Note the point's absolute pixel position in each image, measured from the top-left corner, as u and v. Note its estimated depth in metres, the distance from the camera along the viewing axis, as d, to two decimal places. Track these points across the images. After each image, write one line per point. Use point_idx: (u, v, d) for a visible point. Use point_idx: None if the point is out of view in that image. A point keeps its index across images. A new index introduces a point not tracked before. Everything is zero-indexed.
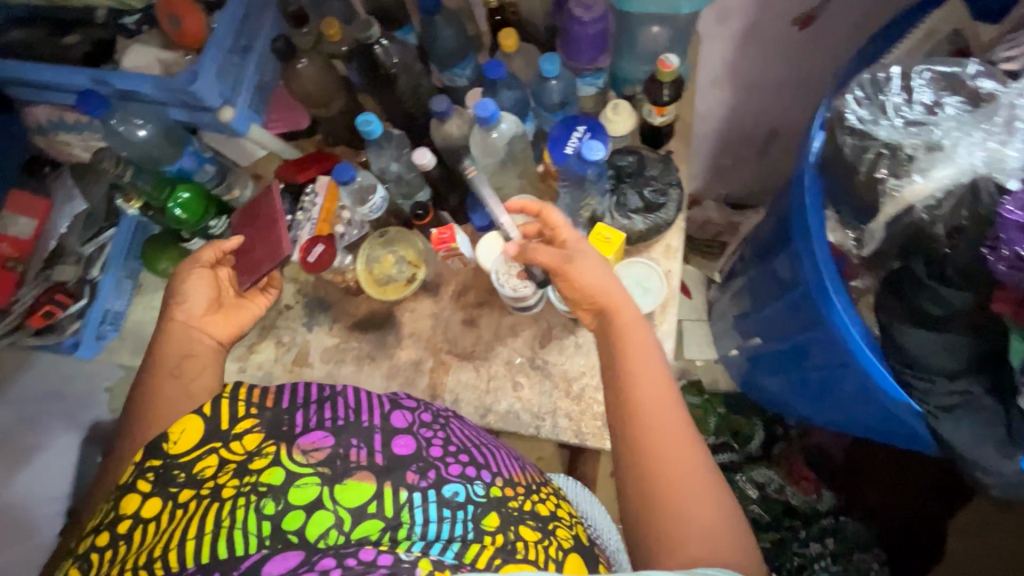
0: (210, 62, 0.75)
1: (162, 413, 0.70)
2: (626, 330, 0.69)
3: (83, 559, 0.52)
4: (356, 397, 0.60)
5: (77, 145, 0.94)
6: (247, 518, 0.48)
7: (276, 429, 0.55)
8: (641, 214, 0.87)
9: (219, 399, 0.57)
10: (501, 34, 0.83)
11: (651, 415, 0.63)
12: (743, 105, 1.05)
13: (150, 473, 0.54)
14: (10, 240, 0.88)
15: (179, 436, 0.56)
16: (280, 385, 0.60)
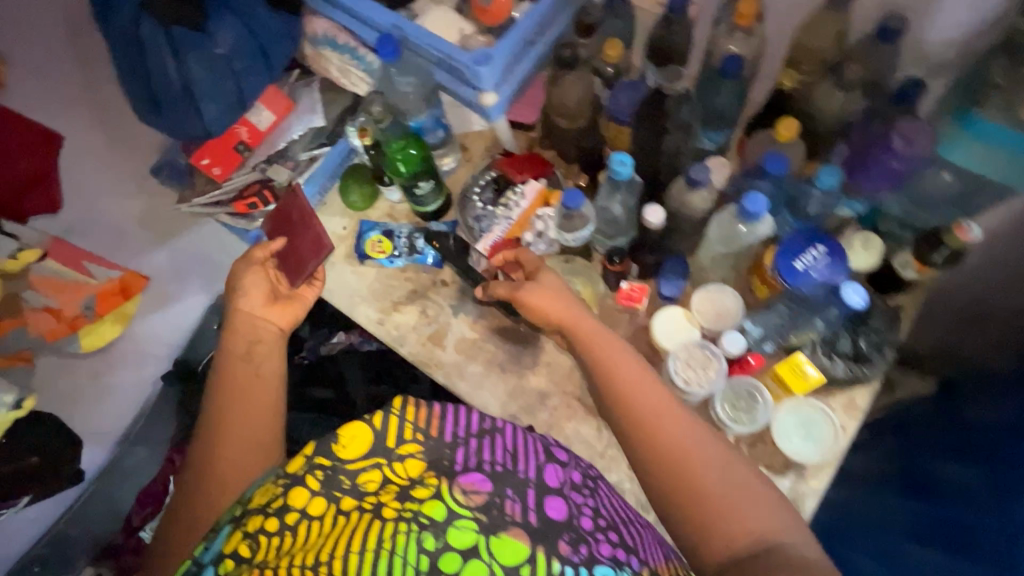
0: (503, 51, 0.75)
1: (239, 390, 0.80)
2: (598, 340, 0.74)
3: (251, 539, 0.56)
4: (513, 439, 0.66)
5: (334, 62, 0.98)
6: (407, 544, 0.51)
7: (437, 462, 0.61)
8: (845, 361, 0.79)
9: (389, 415, 0.63)
10: (781, 121, 0.75)
11: (644, 407, 0.68)
12: None
13: (318, 472, 0.59)
14: (250, 128, 0.96)
15: (348, 442, 0.61)
16: (440, 410, 0.66)
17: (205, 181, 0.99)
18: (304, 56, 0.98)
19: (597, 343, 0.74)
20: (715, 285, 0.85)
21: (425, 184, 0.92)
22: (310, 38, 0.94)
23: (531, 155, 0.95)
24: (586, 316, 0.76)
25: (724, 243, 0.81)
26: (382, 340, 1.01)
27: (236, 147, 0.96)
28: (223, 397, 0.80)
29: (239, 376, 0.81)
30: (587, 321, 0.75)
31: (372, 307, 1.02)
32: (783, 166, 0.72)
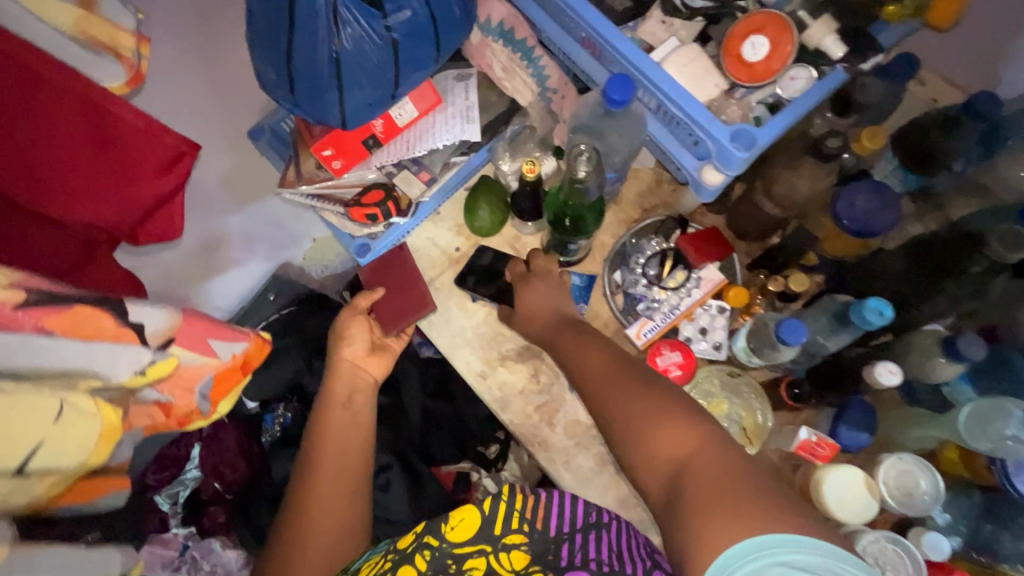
0: (768, 134, 0.58)
1: (334, 439, 0.73)
2: (558, 327, 0.73)
3: None
4: (622, 539, 0.53)
5: (500, 59, 0.80)
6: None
7: (542, 556, 0.51)
8: None
9: (497, 498, 0.52)
10: None
11: (580, 371, 0.67)
12: None
13: (426, 551, 0.50)
14: (386, 121, 0.79)
15: (457, 523, 0.51)
16: (548, 493, 0.54)
17: (314, 166, 0.82)
18: (467, 46, 0.80)
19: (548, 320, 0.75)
20: (910, 456, 0.69)
21: (576, 245, 0.76)
22: (484, 23, 0.78)
23: (716, 233, 0.78)
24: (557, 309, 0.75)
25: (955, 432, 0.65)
26: (480, 397, 0.86)
27: (366, 140, 0.79)
28: (319, 449, 0.72)
29: (345, 429, 0.74)
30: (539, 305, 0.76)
31: (476, 356, 0.86)
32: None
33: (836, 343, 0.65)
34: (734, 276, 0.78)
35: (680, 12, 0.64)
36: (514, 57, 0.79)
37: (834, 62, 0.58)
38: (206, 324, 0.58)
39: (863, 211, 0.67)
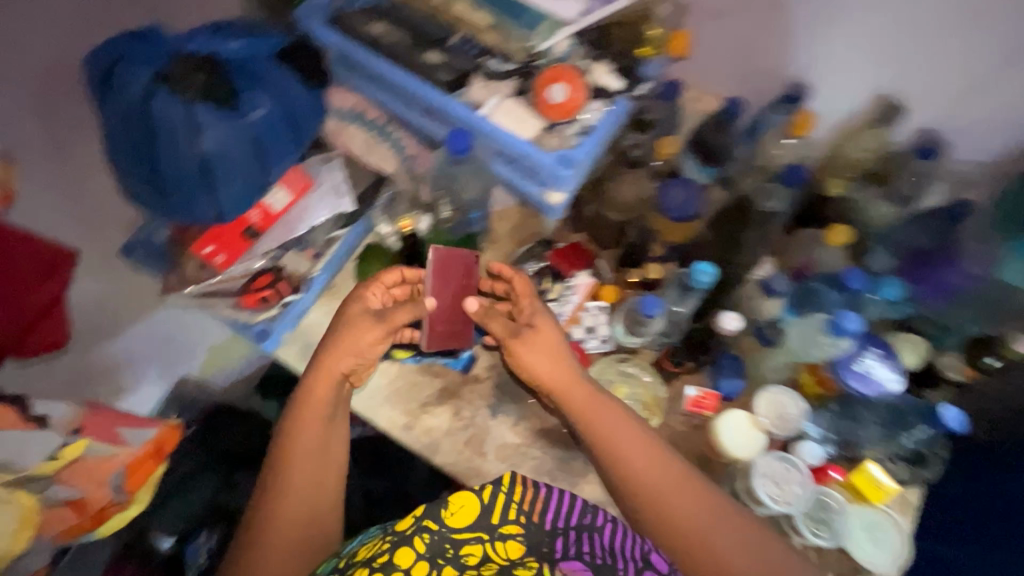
0: (582, 154, 0.72)
1: (307, 460, 0.67)
2: (601, 411, 0.69)
3: None
4: (610, 536, 0.60)
5: (359, 139, 0.90)
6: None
7: (536, 548, 0.58)
8: (907, 464, 0.79)
9: (497, 491, 0.59)
10: (836, 226, 0.78)
11: (653, 484, 0.65)
12: None
13: (424, 535, 0.56)
14: (262, 211, 0.84)
15: (456, 509, 0.57)
16: (547, 487, 0.61)
17: (197, 268, 0.83)
18: (325, 133, 0.88)
19: (592, 409, 0.70)
20: (777, 387, 0.82)
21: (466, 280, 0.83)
22: (337, 113, 0.88)
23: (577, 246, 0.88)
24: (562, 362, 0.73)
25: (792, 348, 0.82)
26: (411, 448, 0.89)
27: (246, 233, 0.84)
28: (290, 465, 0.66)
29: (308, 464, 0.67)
30: (555, 338, 0.74)
31: (396, 410, 0.90)
32: (863, 281, 0.77)
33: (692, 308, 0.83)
34: (603, 277, 0.88)
35: (495, 75, 0.77)
36: (370, 135, 0.89)
37: (617, 93, 0.74)
38: (114, 419, 0.73)
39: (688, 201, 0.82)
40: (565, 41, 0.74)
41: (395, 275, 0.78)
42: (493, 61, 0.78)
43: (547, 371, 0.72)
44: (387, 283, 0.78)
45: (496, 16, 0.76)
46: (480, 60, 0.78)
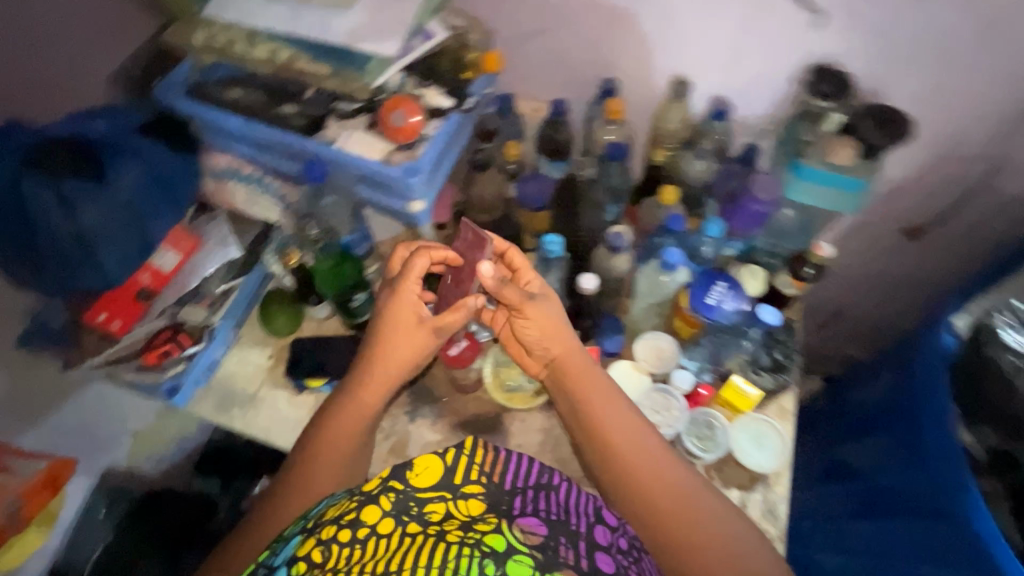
0: (427, 162, 0.83)
1: (345, 414, 0.80)
2: (607, 394, 0.79)
3: (323, 546, 0.58)
4: (565, 496, 0.69)
5: (239, 195, 0.97)
6: (470, 565, 0.53)
7: (497, 506, 0.65)
8: (769, 373, 0.91)
9: (459, 455, 0.69)
10: (665, 187, 0.91)
11: (644, 473, 0.73)
12: (931, 168, 0.94)
13: (391, 493, 0.63)
14: (153, 273, 0.89)
15: (423, 472, 0.66)
16: (505, 457, 0.71)
17: (95, 338, 0.86)
18: (206, 193, 0.96)
19: (601, 400, 0.79)
20: (650, 333, 0.94)
21: (360, 296, 0.92)
22: (213, 173, 0.95)
23: None
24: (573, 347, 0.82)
25: (651, 292, 0.95)
26: None
27: (138, 295, 0.88)
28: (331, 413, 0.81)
29: (344, 419, 0.80)
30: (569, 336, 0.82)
31: None
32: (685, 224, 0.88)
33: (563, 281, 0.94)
34: None
35: (346, 115, 0.89)
36: (248, 189, 0.97)
37: (446, 108, 0.86)
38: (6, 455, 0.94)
39: (541, 190, 0.94)
40: (396, 75, 0.86)
41: (430, 254, 0.81)
42: (343, 103, 0.90)
43: (558, 350, 0.81)
44: (418, 276, 0.80)
45: (331, 63, 0.85)
46: (331, 104, 0.89)
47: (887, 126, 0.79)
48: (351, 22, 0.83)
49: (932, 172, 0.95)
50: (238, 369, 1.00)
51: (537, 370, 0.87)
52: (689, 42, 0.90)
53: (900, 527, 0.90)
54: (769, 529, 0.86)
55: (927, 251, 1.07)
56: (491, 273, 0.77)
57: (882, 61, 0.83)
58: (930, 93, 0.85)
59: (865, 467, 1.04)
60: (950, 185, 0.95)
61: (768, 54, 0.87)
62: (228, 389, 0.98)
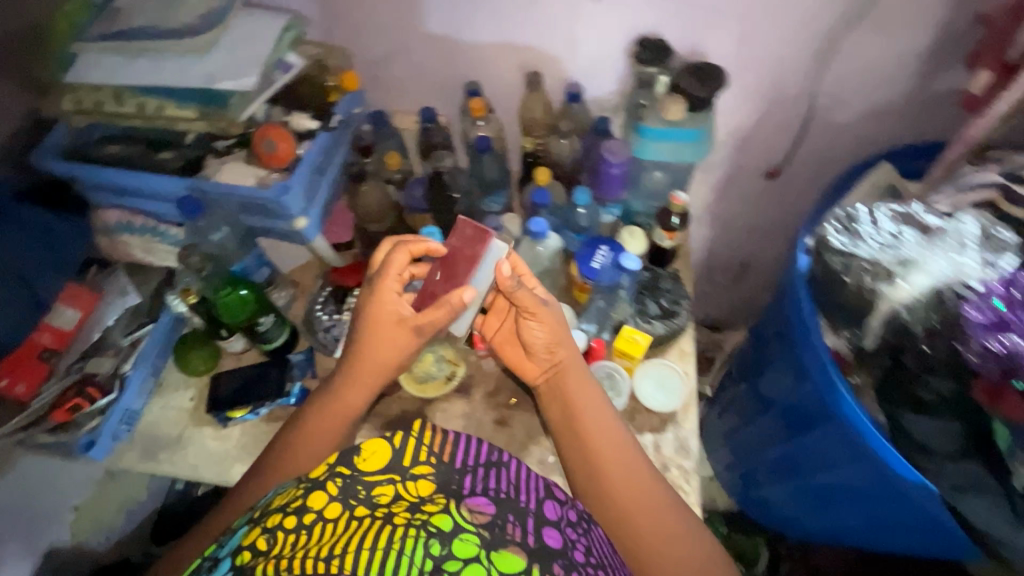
0: (299, 180, 0.88)
1: (338, 403, 0.87)
2: (601, 404, 0.86)
3: (268, 533, 0.60)
4: (514, 473, 0.74)
5: (136, 246, 1.00)
6: (415, 545, 0.56)
7: (446, 485, 0.68)
8: (660, 320, 0.98)
9: (407, 438, 0.71)
10: (538, 170, 0.98)
11: (625, 485, 0.80)
12: (765, 116, 1.06)
13: (339, 479, 0.65)
14: (54, 333, 0.89)
15: (370, 456, 0.69)
16: (453, 437, 0.75)
17: None
18: (102, 249, 0.99)
19: (596, 412, 0.86)
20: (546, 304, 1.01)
21: (266, 320, 0.96)
22: (105, 229, 0.98)
23: (358, 263, 1.07)
24: (576, 355, 0.88)
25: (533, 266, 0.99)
26: None
27: (40, 356, 0.87)
28: (323, 401, 0.88)
29: (334, 406, 0.88)
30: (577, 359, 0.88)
31: (248, 462, 0.96)
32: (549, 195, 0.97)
33: None
34: None
35: (224, 152, 0.95)
36: (143, 238, 1.00)
37: (313, 128, 0.92)
38: None
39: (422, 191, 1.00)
40: (260, 106, 0.93)
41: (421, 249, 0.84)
42: (221, 142, 0.96)
43: (565, 356, 0.88)
44: (397, 270, 0.83)
45: (198, 107, 0.90)
46: (208, 144, 0.96)
47: (705, 81, 0.89)
48: (210, 66, 0.90)
49: (767, 119, 1.06)
50: (160, 416, 1.00)
51: (535, 375, 0.92)
52: (530, 37, 1.00)
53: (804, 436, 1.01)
54: (683, 462, 0.91)
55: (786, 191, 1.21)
56: (508, 272, 0.81)
57: (692, 26, 0.93)
58: (740, 49, 0.96)
59: (767, 388, 1.15)
60: (787, 124, 1.07)
61: (599, 35, 0.97)
62: (152, 436, 0.99)
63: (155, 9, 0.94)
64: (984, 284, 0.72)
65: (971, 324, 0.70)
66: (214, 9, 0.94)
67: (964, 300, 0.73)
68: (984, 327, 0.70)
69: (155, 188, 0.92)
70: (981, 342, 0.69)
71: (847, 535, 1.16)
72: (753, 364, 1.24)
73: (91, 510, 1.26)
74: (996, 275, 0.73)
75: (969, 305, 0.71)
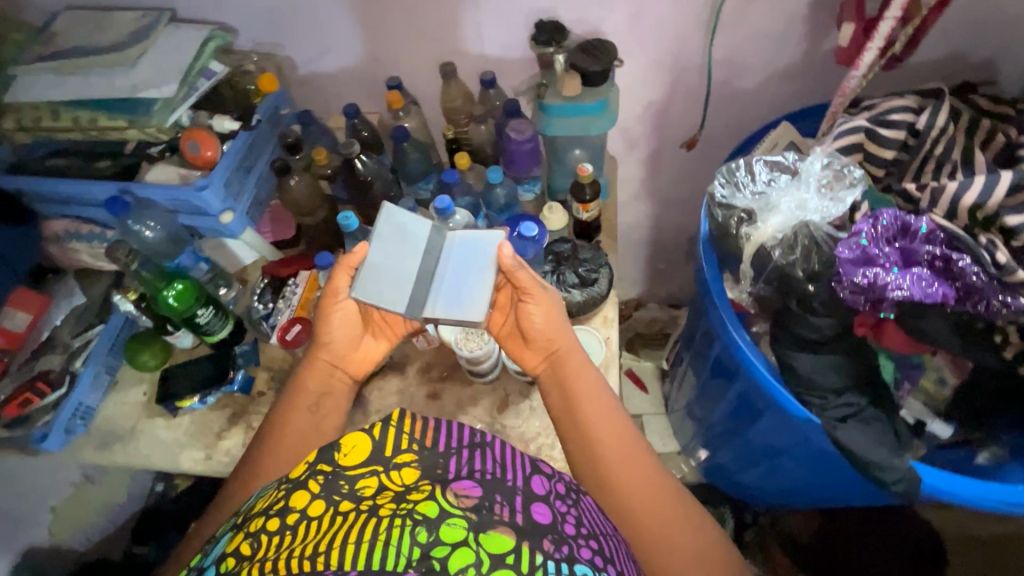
0: (218, 176, 0.96)
1: (310, 398, 0.86)
2: (599, 392, 0.83)
3: (251, 538, 0.49)
4: (503, 451, 0.60)
5: (85, 252, 1.06)
6: (402, 536, 0.46)
7: (432, 471, 0.56)
8: (578, 288, 1.02)
9: (387, 424, 0.59)
10: (458, 154, 1.02)
11: (629, 475, 0.76)
12: (674, 87, 1.10)
13: (320, 476, 0.54)
14: (5, 334, 0.99)
15: (350, 449, 0.57)
16: (437, 421, 0.62)
17: None
18: (54, 257, 1.06)
19: (599, 400, 0.82)
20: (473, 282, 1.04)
21: (204, 311, 1.01)
22: (53, 238, 1.05)
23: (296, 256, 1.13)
24: (575, 345, 0.87)
25: None
26: (217, 473, 0.99)
27: None
28: (297, 397, 0.86)
29: (305, 403, 0.85)
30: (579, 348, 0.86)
31: (195, 448, 1.01)
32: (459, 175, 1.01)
33: None
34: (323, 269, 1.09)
35: (157, 156, 1.00)
36: (90, 244, 1.05)
37: (233, 128, 0.99)
38: None
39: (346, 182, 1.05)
40: (185, 112, 0.99)
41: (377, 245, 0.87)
42: (156, 148, 1.01)
43: (565, 343, 0.86)
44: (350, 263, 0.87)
45: (125, 116, 0.96)
46: (142, 151, 1.01)
47: (598, 57, 0.95)
48: (136, 77, 0.96)
49: (675, 91, 1.11)
50: (115, 411, 1.05)
51: (533, 364, 0.88)
52: (440, 30, 1.05)
53: (741, 396, 1.02)
54: None
55: (708, 161, 1.25)
56: (512, 254, 0.85)
57: (585, 6, 0.98)
58: (636, 24, 1.00)
59: (700, 353, 1.17)
60: (697, 95, 1.11)
61: (503, 23, 1.02)
62: (108, 429, 1.04)
63: (87, 30, 1.01)
64: (853, 228, 0.76)
65: (842, 261, 0.73)
66: (141, 27, 1.01)
67: (837, 242, 0.76)
68: (852, 262, 0.73)
69: (89, 193, 0.98)
70: (850, 278, 0.72)
71: (799, 493, 1.17)
72: (690, 334, 1.27)
73: (67, 511, 1.32)
74: (836, 209, 0.77)
75: (840, 246, 0.74)
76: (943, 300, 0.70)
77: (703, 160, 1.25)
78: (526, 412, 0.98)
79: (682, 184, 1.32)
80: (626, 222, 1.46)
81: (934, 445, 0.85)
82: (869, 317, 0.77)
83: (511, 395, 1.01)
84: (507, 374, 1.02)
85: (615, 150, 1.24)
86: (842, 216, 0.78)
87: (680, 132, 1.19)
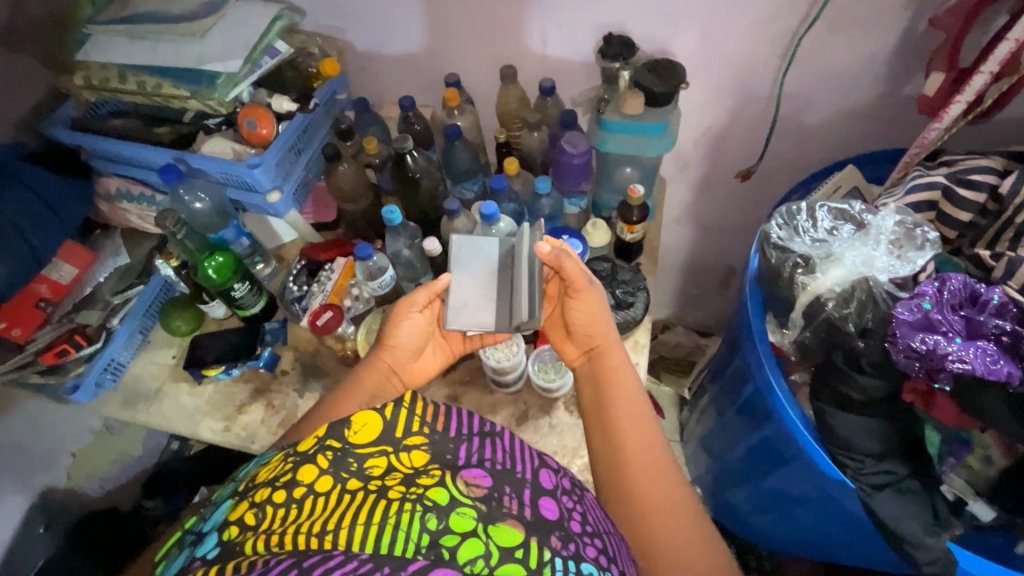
0: (270, 156, 0.96)
1: (364, 392, 0.80)
2: (629, 395, 0.79)
3: (256, 507, 0.49)
4: (514, 442, 0.59)
5: (134, 213, 1.07)
6: (412, 521, 0.46)
7: (441, 457, 0.55)
8: (613, 310, 1.00)
9: (400, 404, 0.58)
10: (507, 159, 1.01)
11: (645, 482, 0.73)
12: (738, 114, 1.06)
13: (329, 452, 0.53)
14: (50, 284, 0.98)
15: (360, 427, 0.55)
16: (447, 407, 0.61)
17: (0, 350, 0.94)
18: (103, 214, 1.08)
19: (629, 401, 0.79)
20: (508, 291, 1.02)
21: (240, 286, 1.02)
22: (105, 195, 1.07)
23: (334, 241, 1.13)
24: (616, 343, 0.83)
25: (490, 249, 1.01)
26: (234, 445, 1.01)
27: (37, 304, 0.96)
28: (351, 389, 0.81)
29: (356, 396, 0.80)
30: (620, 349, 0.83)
31: (214, 418, 1.03)
32: (506, 182, 0.99)
33: (412, 249, 1.03)
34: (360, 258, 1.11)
35: (212, 128, 1.03)
36: (139, 206, 1.06)
37: (291, 110, 1.00)
38: None
39: (394, 174, 1.04)
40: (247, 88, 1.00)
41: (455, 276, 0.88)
42: (212, 120, 1.03)
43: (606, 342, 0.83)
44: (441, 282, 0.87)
45: (189, 86, 0.97)
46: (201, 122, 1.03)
47: (663, 76, 0.92)
48: (203, 48, 0.97)
49: (738, 120, 1.07)
50: (144, 369, 1.08)
51: (573, 357, 0.86)
52: (507, 32, 1.04)
53: (765, 442, 0.98)
54: None
55: (761, 193, 1.21)
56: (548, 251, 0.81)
57: (659, 24, 0.96)
58: (708, 47, 0.97)
59: (727, 390, 1.14)
60: (759, 126, 1.08)
61: (571, 31, 1.00)
62: (135, 387, 1.06)
63: None
64: (916, 289, 0.72)
65: (899, 322, 0.70)
66: None
67: (896, 302, 0.73)
68: (909, 325, 0.69)
69: (144, 157, 1.00)
70: (905, 341, 0.69)
71: (808, 545, 1.13)
72: (719, 372, 1.23)
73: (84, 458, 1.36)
74: (904, 269, 0.74)
75: (899, 306, 0.71)
76: (1006, 380, 0.65)
77: (755, 192, 1.21)
78: (545, 429, 0.97)
79: (731, 213, 1.28)
80: (666, 244, 1.43)
81: (970, 525, 0.80)
82: (920, 384, 0.73)
83: (531, 410, 0.99)
84: (529, 387, 1.01)
85: (665, 172, 1.21)
86: (905, 275, 0.75)
87: (737, 161, 1.15)
